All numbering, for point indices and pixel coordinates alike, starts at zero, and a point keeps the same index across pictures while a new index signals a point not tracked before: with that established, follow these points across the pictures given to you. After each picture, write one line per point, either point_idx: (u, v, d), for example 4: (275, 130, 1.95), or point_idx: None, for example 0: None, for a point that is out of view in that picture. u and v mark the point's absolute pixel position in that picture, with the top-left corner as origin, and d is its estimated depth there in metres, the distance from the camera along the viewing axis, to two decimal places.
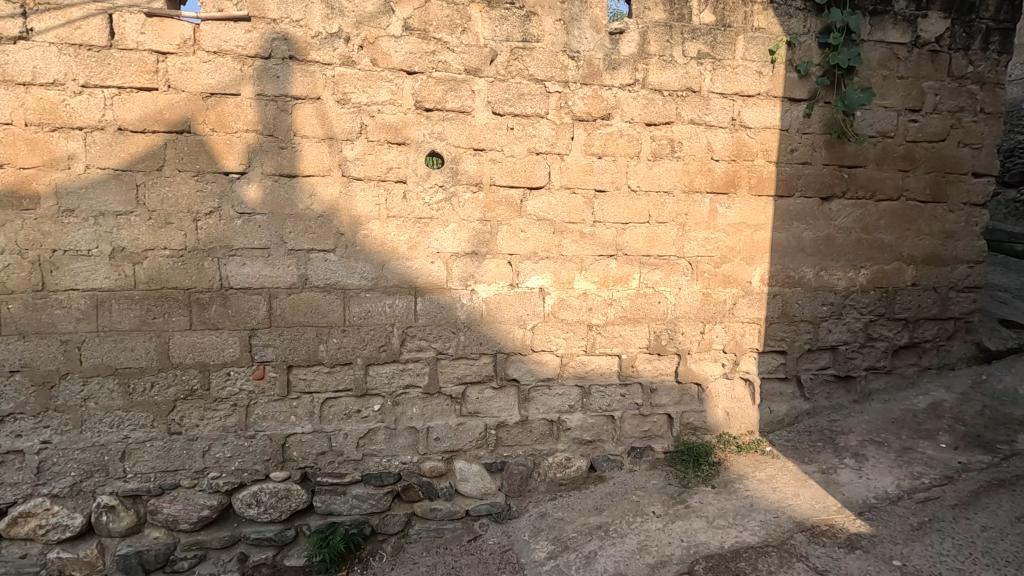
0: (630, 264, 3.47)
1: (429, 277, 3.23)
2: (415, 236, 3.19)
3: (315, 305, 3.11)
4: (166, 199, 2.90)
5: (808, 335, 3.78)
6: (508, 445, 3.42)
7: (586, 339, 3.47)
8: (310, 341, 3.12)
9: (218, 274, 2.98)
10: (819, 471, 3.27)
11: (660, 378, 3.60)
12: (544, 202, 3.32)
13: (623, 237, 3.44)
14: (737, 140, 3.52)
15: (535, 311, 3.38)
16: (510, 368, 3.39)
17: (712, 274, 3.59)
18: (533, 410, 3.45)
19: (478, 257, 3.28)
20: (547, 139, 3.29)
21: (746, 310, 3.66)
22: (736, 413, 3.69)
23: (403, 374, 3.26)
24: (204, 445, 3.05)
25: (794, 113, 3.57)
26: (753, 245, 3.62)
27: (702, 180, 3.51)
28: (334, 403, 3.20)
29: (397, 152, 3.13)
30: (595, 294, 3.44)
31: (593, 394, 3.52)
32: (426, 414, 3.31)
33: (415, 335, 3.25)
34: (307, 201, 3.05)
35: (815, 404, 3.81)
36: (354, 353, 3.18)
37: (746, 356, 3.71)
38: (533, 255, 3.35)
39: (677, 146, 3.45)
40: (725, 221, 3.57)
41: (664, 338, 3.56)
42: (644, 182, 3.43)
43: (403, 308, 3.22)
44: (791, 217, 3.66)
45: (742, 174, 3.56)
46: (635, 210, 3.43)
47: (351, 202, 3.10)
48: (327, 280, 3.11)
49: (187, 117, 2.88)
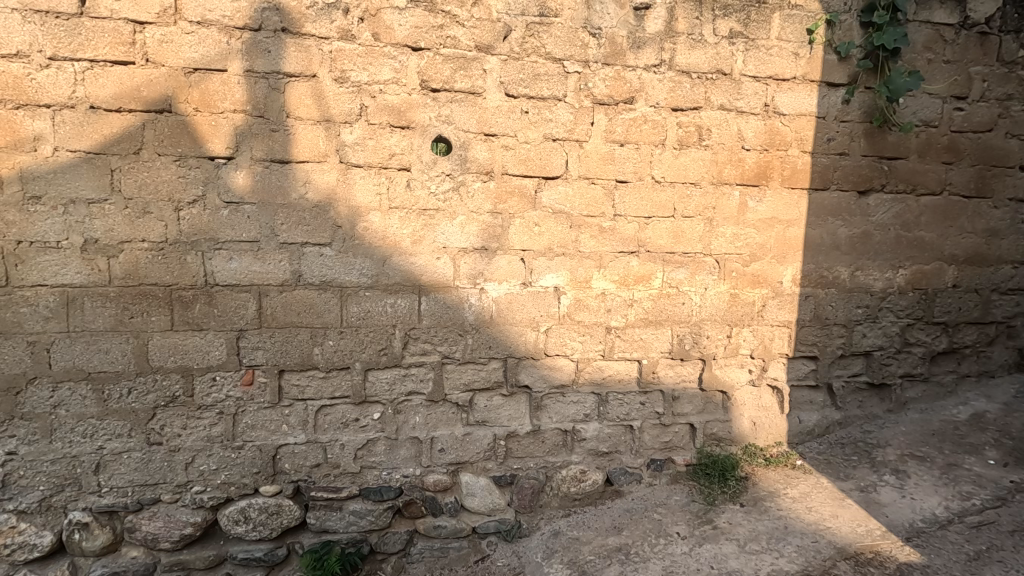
0: (652, 262, 3.19)
1: (435, 275, 2.95)
2: (420, 229, 2.92)
3: (310, 304, 2.84)
4: (145, 185, 2.62)
5: (841, 340, 3.51)
6: (519, 457, 3.16)
7: (604, 343, 3.19)
8: (304, 343, 2.85)
9: (202, 270, 2.71)
10: (858, 489, 3.00)
11: (683, 386, 3.34)
12: (561, 194, 3.04)
13: (645, 233, 3.16)
14: (771, 128, 3.24)
15: (549, 313, 3.10)
16: (521, 374, 3.12)
17: (741, 274, 3.31)
18: (546, 419, 3.19)
19: (488, 253, 3.01)
20: (565, 125, 3.00)
21: (776, 313, 3.39)
22: (763, 423, 3.43)
23: (405, 380, 2.99)
24: (187, 457, 2.78)
25: (832, 99, 3.29)
26: (785, 242, 3.34)
27: (731, 171, 3.23)
28: (329, 411, 2.93)
29: (401, 136, 2.85)
30: (614, 294, 3.17)
31: (610, 402, 3.25)
32: (429, 423, 3.05)
33: (418, 337, 2.98)
34: (301, 189, 2.77)
35: (846, 413, 3.55)
36: (352, 356, 2.91)
37: (774, 362, 3.44)
38: (548, 252, 3.07)
39: (706, 133, 3.17)
40: (756, 216, 3.29)
41: (688, 343, 3.29)
42: (670, 173, 3.15)
43: (406, 308, 2.94)
44: (826, 212, 3.38)
45: (775, 165, 3.27)
46: (659, 204, 3.15)
47: (350, 190, 2.82)
48: (323, 277, 2.84)
49: (168, 95, 2.59)
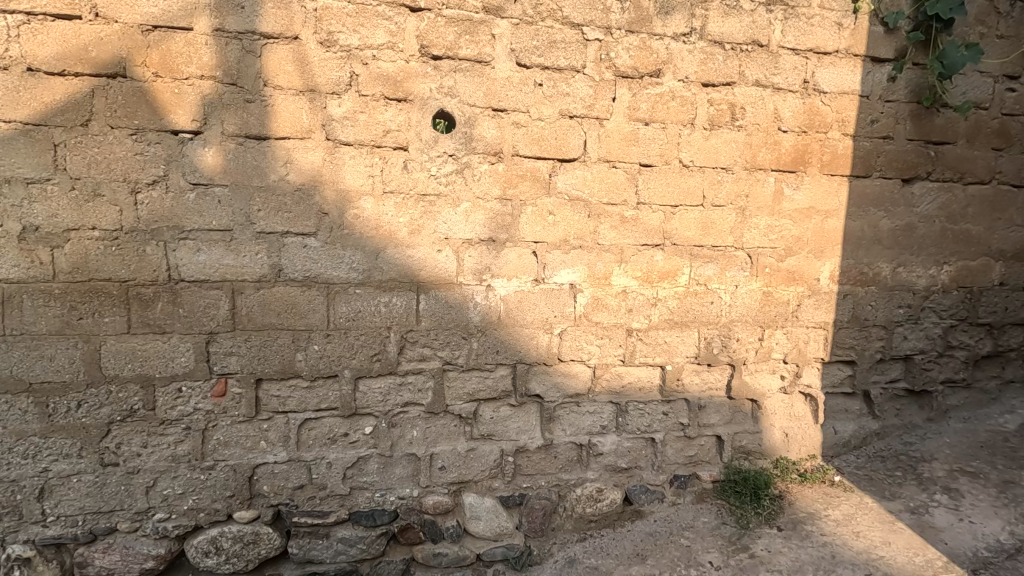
0: (678, 257, 2.85)
1: (435, 270, 2.59)
2: (419, 218, 2.55)
3: (291, 303, 2.46)
4: (95, 164, 2.23)
5: (880, 343, 3.20)
6: (528, 475, 2.82)
7: (624, 346, 2.85)
8: (285, 348, 2.48)
9: (165, 263, 2.32)
10: (908, 511, 2.74)
11: (709, 394, 3.01)
12: (578, 178, 2.69)
13: (670, 225, 2.82)
14: (810, 107, 2.91)
15: (563, 313, 2.76)
16: (532, 382, 2.77)
17: (775, 270, 2.98)
18: (558, 432, 2.85)
19: (496, 245, 2.65)
20: (584, 100, 2.65)
21: (812, 313, 3.07)
22: (796, 434, 3.13)
23: (401, 390, 2.63)
24: (148, 479, 2.40)
25: (877, 76, 2.96)
26: (823, 235, 3.02)
27: (766, 155, 2.89)
28: (315, 426, 2.56)
29: (397, 110, 2.48)
30: (636, 293, 2.82)
31: (630, 412, 2.92)
32: (428, 438, 2.70)
33: (416, 340, 2.62)
34: (281, 169, 2.39)
35: (884, 423, 3.25)
36: (340, 363, 2.54)
37: (808, 368, 3.13)
38: (562, 244, 2.71)
39: (739, 112, 2.83)
40: (793, 205, 2.96)
41: (717, 347, 2.96)
42: (699, 156, 2.81)
43: (402, 307, 2.58)
44: (868, 202, 3.06)
45: (814, 149, 2.94)
46: (687, 191, 2.81)
47: (338, 172, 2.45)
48: (307, 271, 2.46)
49: (122, 56, 2.20)
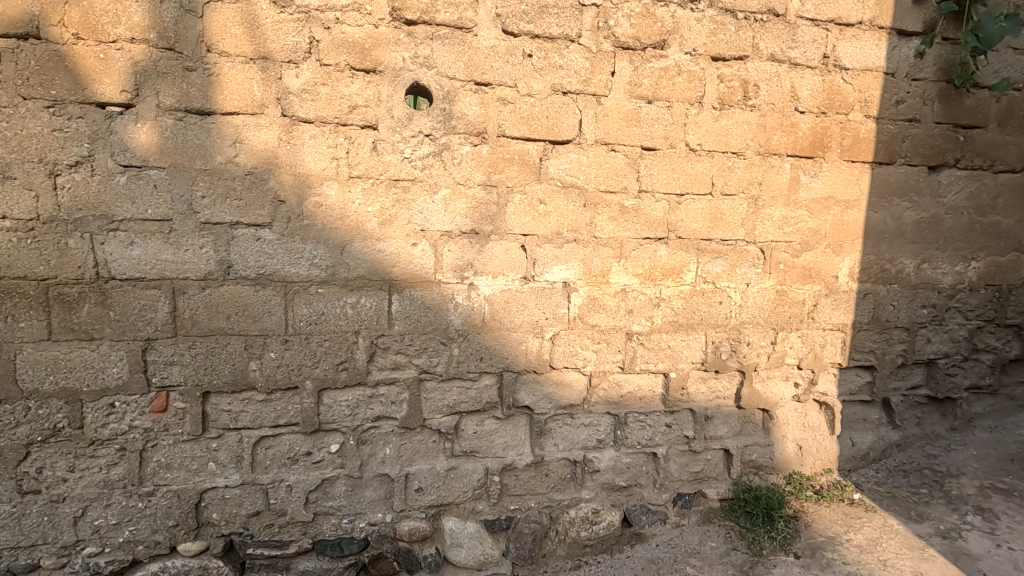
0: (684, 251, 2.55)
1: (409, 266, 2.27)
2: (390, 206, 2.23)
3: (243, 304, 2.14)
4: (4, 141, 1.89)
5: (902, 346, 2.92)
6: (516, 495, 2.53)
7: (624, 352, 2.56)
8: (236, 357, 2.16)
9: (91, 259, 1.99)
10: (939, 535, 2.49)
11: (716, 404, 2.73)
12: (573, 163, 2.38)
13: (675, 216, 2.52)
14: (830, 86, 2.61)
15: (556, 314, 2.45)
16: (520, 392, 2.47)
17: (790, 267, 2.69)
18: (550, 447, 2.55)
19: (479, 238, 2.34)
20: (579, 73, 2.34)
21: (829, 314, 2.79)
22: (809, 447, 2.86)
23: (372, 403, 2.32)
24: (76, 509, 2.08)
25: (904, 51, 2.67)
26: (842, 228, 2.73)
27: (782, 139, 2.59)
28: (272, 444, 2.25)
29: (365, 82, 2.15)
30: (637, 292, 2.52)
31: (629, 424, 2.63)
32: (403, 456, 2.39)
33: (389, 347, 2.30)
34: (229, 150, 2.06)
35: (905, 433, 2.98)
36: (301, 373, 2.23)
37: (824, 374, 2.85)
38: (555, 237, 2.41)
39: (752, 90, 2.53)
40: (810, 195, 2.67)
41: (725, 351, 2.67)
42: (707, 139, 2.51)
43: (372, 309, 2.26)
44: (891, 191, 2.77)
45: (834, 133, 2.65)
46: (693, 178, 2.52)
47: (296, 154, 2.12)
48: (260, 268, 2.14)
49: (35, 13, 1.86)
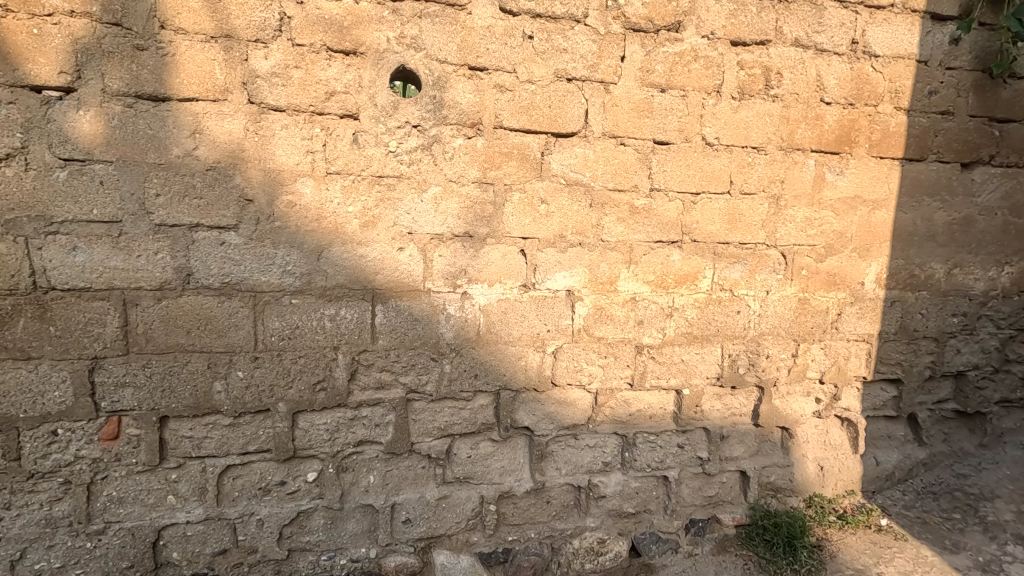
0: (699, 256, 2.32)
1: (395, 273, 2.03)
2: (373, 206, 1.98)
3: (205, 317, 1.88)
4: None
5: (930, 358, 2.71)
6: (514, 525, 2.30)
7: (633, 367, 2.32)
8: (198, 377, 1.91)
9: (27, 267, 1.73)
10: (978, 568, 2.30)
11: (732, 422, 2.50)
12: (578, 158, 2.14)
13: (690, 217, 2.28)
14: (858, 74, 2.38)
15: (559, 326, 2.21)
16: (518, 412, 2.24)
17: (813, 273, 2.47)
18: (551, 471, 2.32)
19: (474, 242, 2.09)
20: (585, 58, 2.09)
21: (854, 324, 2.56)
22: (831, 467, 2.64)
23: (353, 426, 2.08)
24: (14, 551, 1.83)
25: (937, 38, 2.45)
26: (869, 230, 2.51)
27: (806, 132, 2.36)
28: (240, 474, 2.00)
29: (344, 66, 1.89)
30: (648, 301, 2.29)
31: (638, 446, 2.40)
32: (389, 484, 2.15)
33: (372, 364, 2.06)
34: (188, 142, 1.80)
35: (932, 451, 2.77)
36: (272, 394, 1.98)
37: (848, 388, 2.63)
38: (558, 240, 2.17)
39: (775, 78, 2.30)
40: (836, 194, 2.44)
41: (743, 365, 2.45)
42: (725, 133, 2.27)
43: (353, 321, 2.01)
44: (921, 190, 2.55)
45: (862, 126, 2.42)
46: (710, 175, 2.28)
47: (265, 147, 1.86)
48: (224, 276, 1.88)
49: None
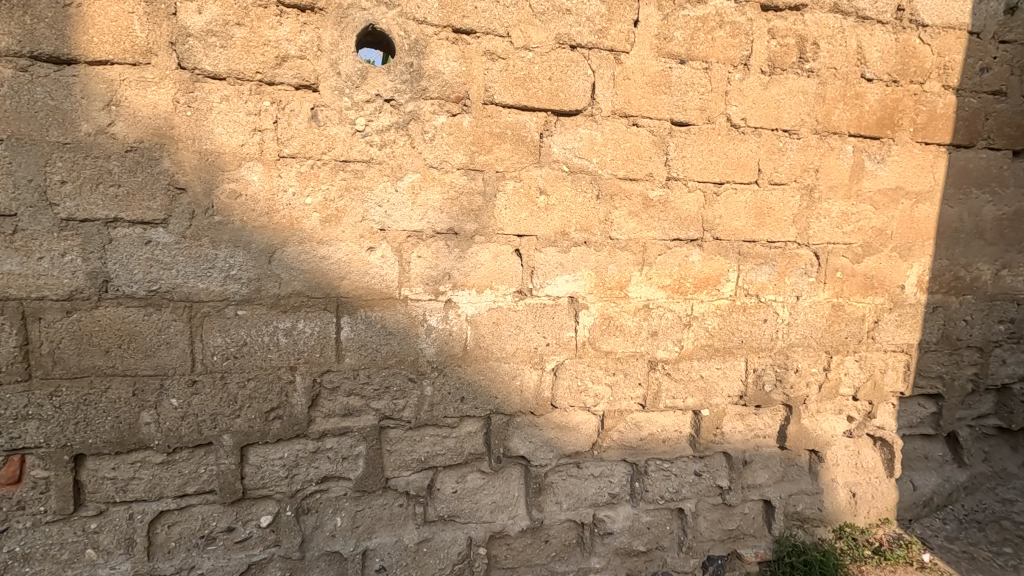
0: (721, 257, 2.00)
1: (364, 278, 1.69)
2: (336, 196, 1.63)
3: (128, 332, 1.53)
4: None
5: (973, 370, 2.41)
6: (508, 569, 1.98)
7: (645, 385, 2.01)
8: (121, 406, 1.56)
9: None
10: None
11: (756, 445, 2.20)
12: (583, 140, 1.81)
13: (712, 211, 1.96)
14: (904, 47, 2.06)
15: (560, 340, 1.89)
16: (512, 439, 1.91)
17: (848, 275, 2.16)
18: (550, 506, 2.00)
19: (459, 241, 1.75)
20: (592, 21, 1.75)
21: (893, 333, 2.26)
22: (864, 493, 2.35)
23: (316, 460, 1.74)
24: None
25: (992, 5, 2.13)
26: (911, 227, 2.20)
27: (844, 113, 2.04)
28: (177, 520, 1.66)
29: (298, 24, 1.54)
30: (663, 309, 1.97)
31: (649, 475, 2.09)
32: (360, 527, 1.82)
33: (337, 386, 1.72)
34: (101, 116, 1.44)
35: (972, 473, 2.48)
36: (215, 426, 1.63)
37: (883, 405, 2.33)
38: (559, 237, 1.83)
39: (811, 49, 1.97)
40: (876, 185, 2.13)
41: (769, 381, 2.14)
42: (753, 113, 1.95)
43: (313, 336, 1.67)
44: (969, 181, 2.24)
45: (906, 107, 2.11)
46: (735, 162, 1.96)
47: (201, 123, 1.51)
48: (151, 283, 1.53)
49: None
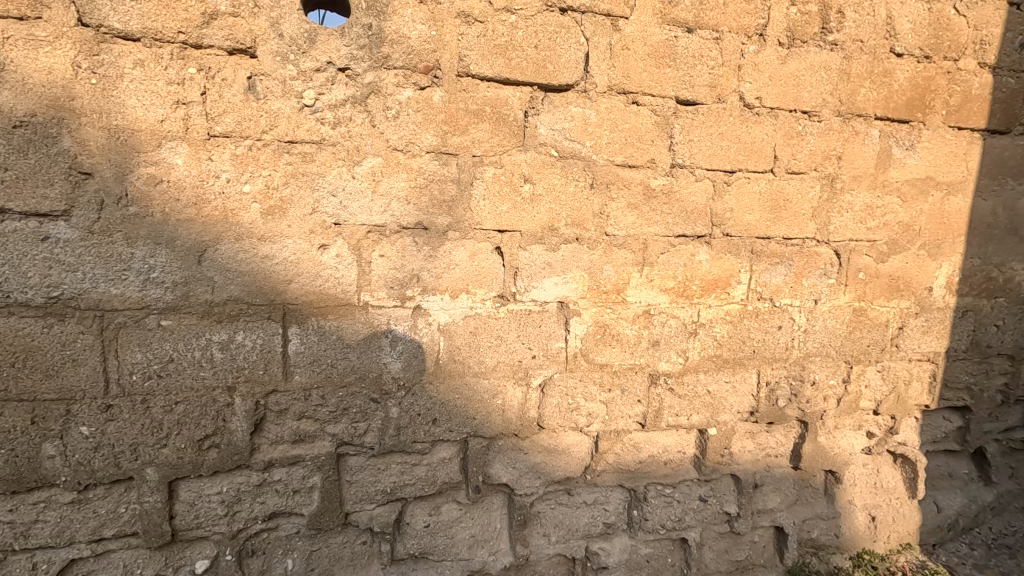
0: (732, 257, 1.75)
1: (316, 281, 1.42)
2: (280, 183, 1.36)
3: (24, 348, 1.26)
4: None
5: (1004, 380, 2.18)
6: None
7: (646, 402, 1.76)
8: (17, 437, 1.29)
9: None
10: None
11: (767, 466, 1.97)
12: (575, 120, 1.55)
13: (722, 202, 1.71)
14: (938, 18, 1.82)
15: (548, 351, 1.64)
16: (493, 465, 1.67)
17: (872, 276, 1.93)
18: (537, 540, 1.76)
19: (430, 238, 1.50)
20: None
21: (919, 341, 2.03)
22: (883, 516, 2.13)
23: (261, 494, 1.48)
24: None
25: None
26: (941, 221, 1.96)
27: (870, 93, 1.80)
28: (94, 569, 1.40)
29: None
30: (666, 316, 1.72)
31: (649, 502, 1.85)
32: (315, 570, 1.57)
33: (285, 409, 1.46)
34: None
35: (1000, 492, 2.26)
36: (136, 458, 1.37)
37: (906, 419, 2.11)
38: (547, 233, 1.58)
39: (835, 18, 1.72)
40: (904, 174, 1.89)
41: (783, 396, 1.91)
42: (769, 91, 1.70)
43: (254, 350, 1.41)
44: (1005, 170, 2.00)
45: (938, 87, 1.87)
46: (748, 147, 1.71)
47: (109, 94, 1.24)
48: (51, 288, 1.26)
49: None
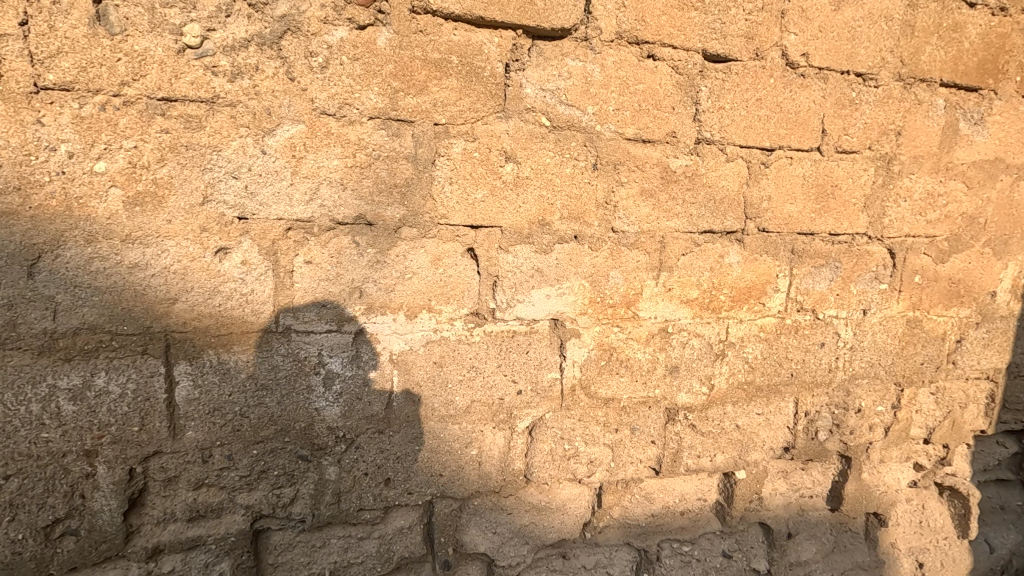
0: (768, 259, 1.39)
1: (213, 300, 1.01)
2: (152, 160, 0.95)
3: None
4: None
5: None
6: None
7: (660, 444, 1.40)
8: None
9: None
10: None
11: (801, 509, 1.63)
12: (573, 78, 1.15)
13: (757, 189, 1.34)
14: None
15: (537, 385, 1.26)
16: (466, 532, 1.29)
17: (929, 280, 1.58)
18: None
19: (377, 238, 1.09)
20: None
21: (978, 356, 1.69)
22: (931, 561, 1.80)
23: None
24: None
25: None
26: (1012, 213, 1.61)
27: (938, 52, 1.43)
28: None
29: None
30: (688, 335, 1.35)
31: (664, 564, 1.48)
32: None
33: (174, 477, 1.05)
34: None
35: None
36: None
37: (959, 448, 1.77)
38: (535, 230, 1.19)
39: None
40: (970, 155, 1.53)
41: (823, 428, 1.56)
42: (820, 46, 1.32)
43: (123, 399, 0.99)
44: None
45: (1014, 47, 1.50)
46: (791, 118, 1.33)
47: None
48: None
49: None
